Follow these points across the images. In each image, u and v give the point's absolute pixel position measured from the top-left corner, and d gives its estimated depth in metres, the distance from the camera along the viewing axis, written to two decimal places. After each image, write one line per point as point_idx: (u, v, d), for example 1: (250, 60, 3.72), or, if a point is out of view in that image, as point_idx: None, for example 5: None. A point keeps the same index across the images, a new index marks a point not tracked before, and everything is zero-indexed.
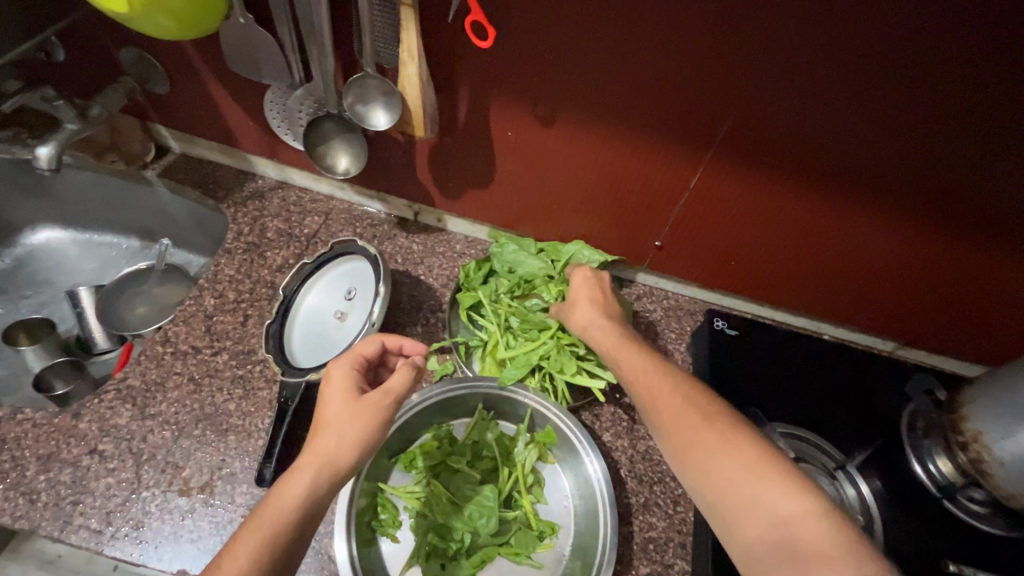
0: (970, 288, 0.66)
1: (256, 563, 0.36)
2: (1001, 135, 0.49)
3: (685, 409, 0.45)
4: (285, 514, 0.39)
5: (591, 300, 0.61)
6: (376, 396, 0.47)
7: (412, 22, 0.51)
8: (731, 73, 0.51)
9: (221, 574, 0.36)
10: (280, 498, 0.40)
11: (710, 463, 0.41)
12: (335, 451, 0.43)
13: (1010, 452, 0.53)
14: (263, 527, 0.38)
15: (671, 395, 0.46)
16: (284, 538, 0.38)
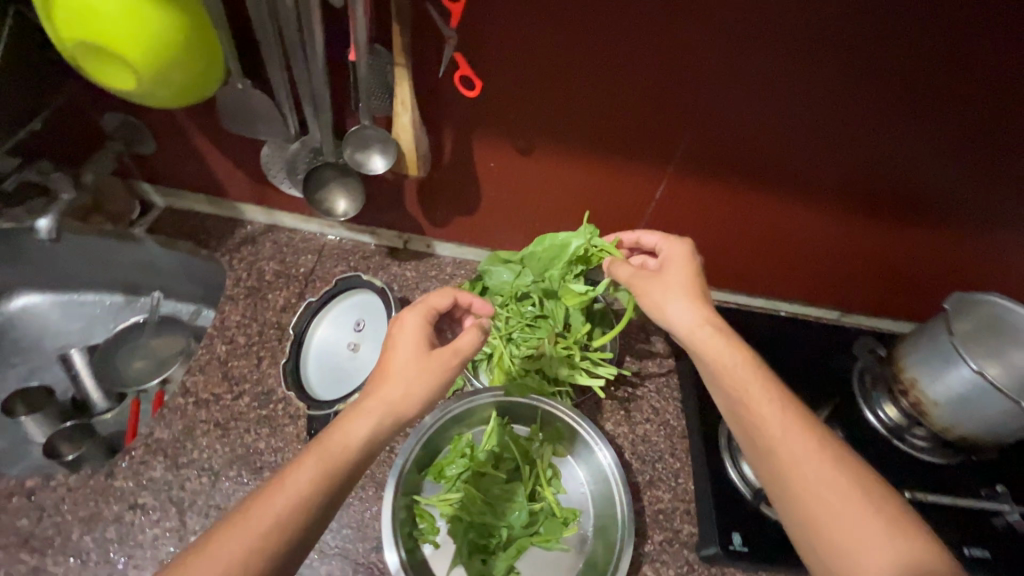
0: (897, 257, 0.78)
1: (319, 481, 0.42)
2: (907, 132, 0.60)
3: (823, 467, 0.46)
4: (346, 452, 0.44)
5: (690, 291, 0.57)
6: (445, 355, 0.50)
7: (405, 79, 0.57)
8: (688, 97, 0.60)
9: (287, 480, 0.42)
10: (347, 434, 0.45)
11: (816, 503, 0.45)
12: (398, 401, 0.47)
13: (940, 394, 0.65)
14: (326, 458, 0.43)
15: (807, 446, 0.47)
16: (342, 475, 0.43)
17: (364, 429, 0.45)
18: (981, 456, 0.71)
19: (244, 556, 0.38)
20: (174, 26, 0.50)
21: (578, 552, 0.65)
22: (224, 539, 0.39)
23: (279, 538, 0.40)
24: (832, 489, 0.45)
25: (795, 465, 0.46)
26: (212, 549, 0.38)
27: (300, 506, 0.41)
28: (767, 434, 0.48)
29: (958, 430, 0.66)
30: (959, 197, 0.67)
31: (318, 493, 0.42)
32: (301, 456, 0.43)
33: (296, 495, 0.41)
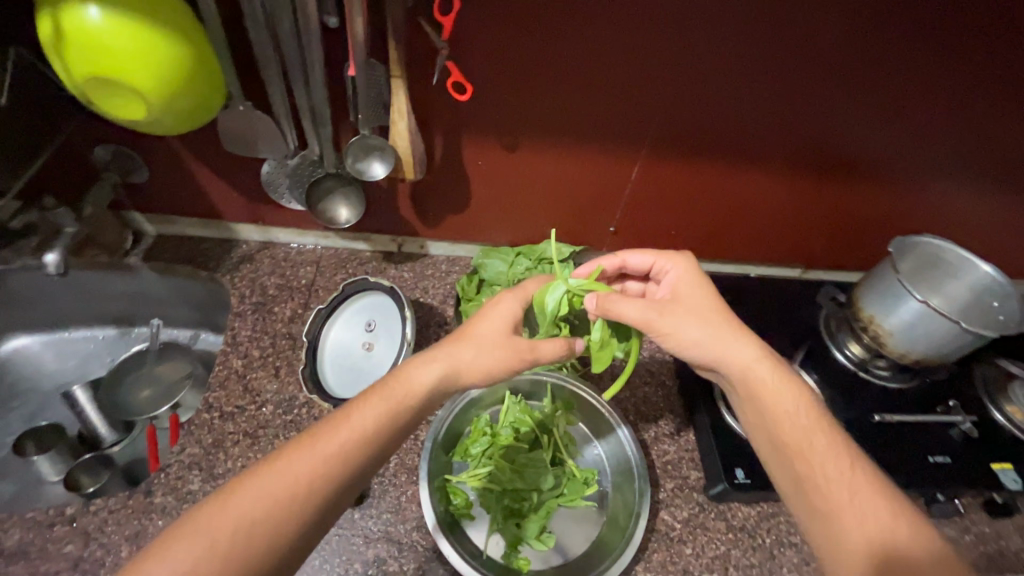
0: (845, 212, 0.88)
1: (382, 419, 0.50)
2: (843, 101, 0.69)
3: (831, 459, 0.52)
4: (407, 400, 0.52)
5: (705, 313, 0.60)
6: (525, 347, 0.58)
7: (402, 90, 0.62)
8: (658, 86, 0.67)
9: (353, 415, 0.50)
10: (415, 382, 0.53)
11: (818, 486, 0.51)
12: (465, 361, 0.55)
13: (895, 324, 0.74)
14: (389, 403, 0.52)
15: (819, 445, 0.53)
16: (397, 419, 0.51)
17: (431, 379, 0.54)
18: (932, 378, 0.82)
19: (312, 472, 0.46)
20: (182, 56, 0.53)
21: (600, 507, 0.71)
22: (295, 458, 0.47)
23: (340, 464, 0.47)
24: (861, 500, 0.49)
25: (826, 477, 0.51)
26: (286, 464, 0.46)
27: (360, 439, 0.49)
28: (797, 447, 0.53)
29: (913, 354, 0.75)
30: (889, 154, 0.77)
31: (378, 432, 0.50)
32: (370, 398, 0.51)
33: (359, 429, 0.49)
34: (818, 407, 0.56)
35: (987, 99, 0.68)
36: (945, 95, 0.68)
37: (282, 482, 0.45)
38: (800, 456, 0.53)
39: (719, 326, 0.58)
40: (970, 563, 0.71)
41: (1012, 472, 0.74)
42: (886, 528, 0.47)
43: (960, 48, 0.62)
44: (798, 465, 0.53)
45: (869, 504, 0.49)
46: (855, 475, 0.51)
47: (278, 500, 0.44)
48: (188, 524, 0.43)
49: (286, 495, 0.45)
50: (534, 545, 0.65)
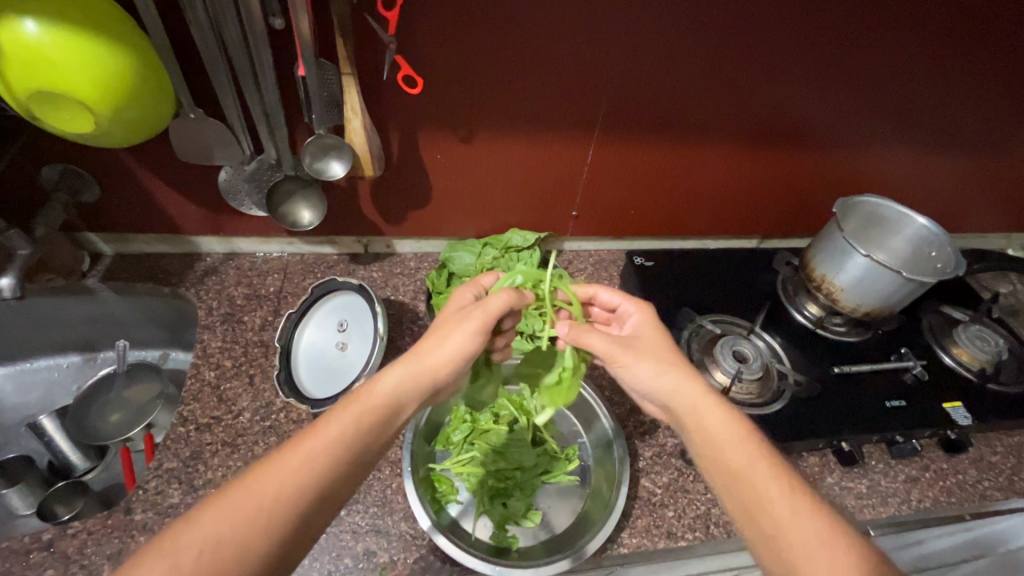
0: (788, 180, 0.94)
1: (349, 426, 0.50)
2: (770, 68, 0.74)
3: (771, 479, 0.49)
4: (375, 406, 0.51)
5: (664, 347, 0.59)
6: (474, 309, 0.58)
7: (354, 87, 0.63)
8: (601, 66, 0.69)
9: (319, 425, 0.49)
10: (376, 386, 0.53)
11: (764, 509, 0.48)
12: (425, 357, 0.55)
13: (845, 280, 0.79)
14: (358, 412, 0.51)
15: (760, 469, 0.50)
16: (368, 430, 0.50)
17: (395, 379, 0.53)
18: (885, 328, 0.88)
19: (280, 488, 0.44)
20: (127, 65, 0.53)
21: (582, 481, 0.73)
22: (261, 477, 0.45)
23: (311, 478, 0.46)
24: (805, 522, 0.46)
25: (769, 502, 0.48)
26: (252, 481, 0.44)
27: (331, 452, 0.47)
28: (739, 471, 0.50)
29: (864, 306, 0.79)
30: (821, 118, 0.83)
31: (348, 444, 0.49)
32: (336, 410, 0.50)
33: (329, 437, 0.48)
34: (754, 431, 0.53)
35: (899, 55, 0.75)
36: (862, 53, 0.74)
37: (248, 501, 0.43)
38: (746, 484, 0.49)
39: (673, 366, 0.56)
40: (933, 497, 0.76)
41: (962, 409, 0.79)
42: (837, 558, 0.44)
43: (869, 9, 0.68)
44: (743, 492, 0.49)
45: (815, 529, 0.46)
46: (797, 498, 0.48)
47: (243, 517, 0.42)
48: (156, 546, 0.40)
49: (254, 512, 0.43)
50: (523, 522, 0.67)
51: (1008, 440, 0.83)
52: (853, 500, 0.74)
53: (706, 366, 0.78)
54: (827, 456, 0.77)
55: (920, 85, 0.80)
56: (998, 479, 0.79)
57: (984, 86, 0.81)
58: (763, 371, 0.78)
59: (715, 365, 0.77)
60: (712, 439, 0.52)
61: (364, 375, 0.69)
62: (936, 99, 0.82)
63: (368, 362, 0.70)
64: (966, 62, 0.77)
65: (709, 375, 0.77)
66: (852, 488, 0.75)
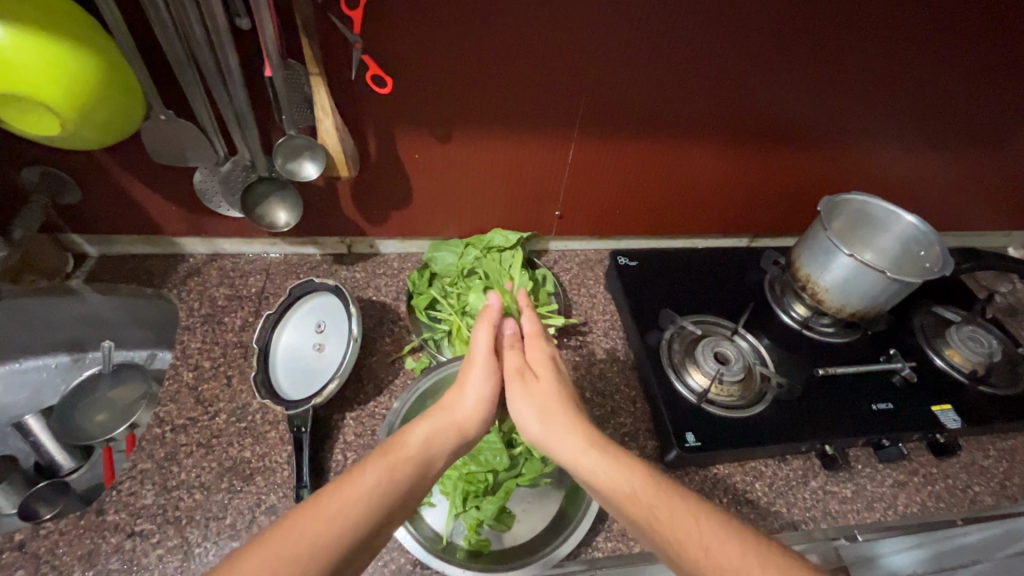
0: (776, 179, 0.92)
1: (383, 474, 0.49)
2: (749, 65, 0.72)
3: (678, 512, 0.47)
4: (408, 459, 0.51)
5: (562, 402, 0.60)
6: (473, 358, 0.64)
7: (322, 87, 0.63)
8: (576, 65, 0.69)
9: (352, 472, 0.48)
10: (406, 440, 0.53)
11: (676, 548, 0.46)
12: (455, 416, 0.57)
13: (830, 280, 0.77)
14: (393, 463, 0.50)
15: (667, 508, 0.48)
16: (405, 478, 0.49)
17: (425, 433, 0.54)
18: (874, 329, 0.86)
19: (320, 534, 0.42)
20: (93, 66, 0.53)
21: (558, 484, 0.72)
22: (306, 519, 0.43)
23: (349, 522, 0.44)
24: (716, 549, 0.44)
25: (678, 539, 0.46)
26: (295, 523, 0.42)
27: (371, 500, 0.46)
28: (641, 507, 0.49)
29: (850, 307, 0.77)
30: (806, 115, 0.82)
31: (388, 491, 0.48)
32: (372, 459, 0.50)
33: (366, 484, 0.47)
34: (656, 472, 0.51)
35: (887, 50, 0.73)
36: (847, 50, 0.72)
37: (288, 548, 0.41)
38: (653, 524, 0.47)
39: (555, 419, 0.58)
40: (920, 502, 0.74)
41: (952, 412, 0.77)
42: None
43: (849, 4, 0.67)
44: (654, 533, 0.47)
45: (731, 558, 0.43)
46: (704, 523, 0.46)
47: (283, 562, 0.40)
48: None
49: (298, 555, 0.40)
50: (495, 526, 0.66)
51: (1000, 443, 0.81)
52: (838, 505, 0.72)
53: (687, 368, 0.77)
54: (811, 459, 0.76)
55: (909, 82, 0.78)
56: (989, 484, 0.76)
57: (974, 82, 0.79)
58: (745, 373, 0.77)
59: (695, 367, 0.77)
60: (612, 489, 0.51)
61: (338, 377, 0.69)
62: (925, 96, 0.80)
63: (343, 363, 0.70)
64: (954, 56, 0.75)
65: (690, 377, 0.76)
66: (836, 492, 0.73)
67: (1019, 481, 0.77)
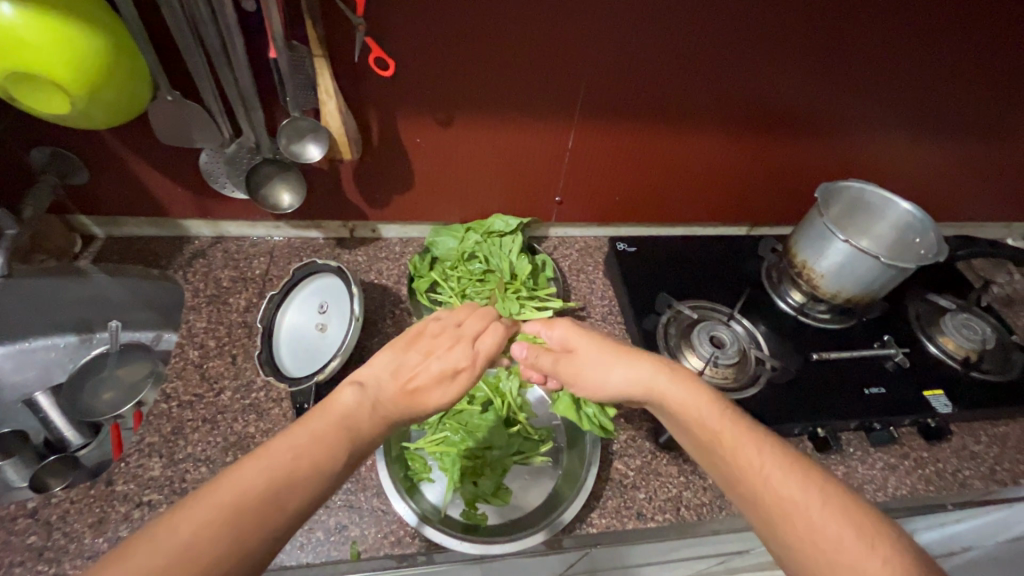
0: (775, 167, 0.93)
1: (326, 429, 0.45)
2: (748, 51, 0.73)
3: (745, 438, 0.49)
4: (353, 414, 0.47)
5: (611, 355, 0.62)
6: (448, 334, 0.59)
7: (325, 69, 0.65)
8: (576, 48, 0.69)
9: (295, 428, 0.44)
10: (341, 402, 0.48)
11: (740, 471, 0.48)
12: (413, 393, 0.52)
13: (826, 267, 0.78)
14: (336, 418, 0.46)
15: (739, 434, 0.50)
16: (347, 435, 0.46)
17: (360, 400, 0.49)
18: (869, 315, 0.87)
19: (257, 485, 0.39)
20: (102, 47, 0.54)
21: (554, 463, 0.74)
22: (241, 476, 0.39)
23: (282, 476, 0.40)
24: (779, 481, 0.45)
25: (743, 461, 0.48)
26: (228, 480, 0.38)
27: (314, 456, 0.42)
28: (711, 440, 0.51)
29: (844, 293, 0.79)
30: (807, 101, 0.82)
31: (331, 449, 0.44)
32: (305, 418, 0.45)
33: (306, 437, 0.43)
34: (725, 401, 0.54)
35: (887, 37, 0.73)
36: (846, 36, 0.72)
37: (228, 493, 0.38)
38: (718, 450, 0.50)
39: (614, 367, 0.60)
40: (911, 484, 0.75)
41: (943, 397, 0.78)
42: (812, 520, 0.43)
43: None
44: (719, 460, 0.50)
45: (791, 490, 0.45)
46: (765, 454, 0.48)
47: (221, 507, 0.37)
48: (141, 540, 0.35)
49: (233, 512, 0.37)
50: (492, 501, 0.68)
51: (991, 430, 0.82)
52: None
53: (682, 351, 0.78)
54: (804, 442, 0.77)
55: (910, 69, 0.78)
56: (979, 468, 0.78)
57: (975, 71, 0.79)
58: (740, 356, 0.78)
59: (691, 350, 0.78)
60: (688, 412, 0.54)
61: (340, 356, 0.70)
62: (926, 84, 0.81)
63: (344, 342, 0.71)
64: (955, 43, 0.75)
65: (686, 360, 0.77)
66: None
67: (1009, 466, 0.78)
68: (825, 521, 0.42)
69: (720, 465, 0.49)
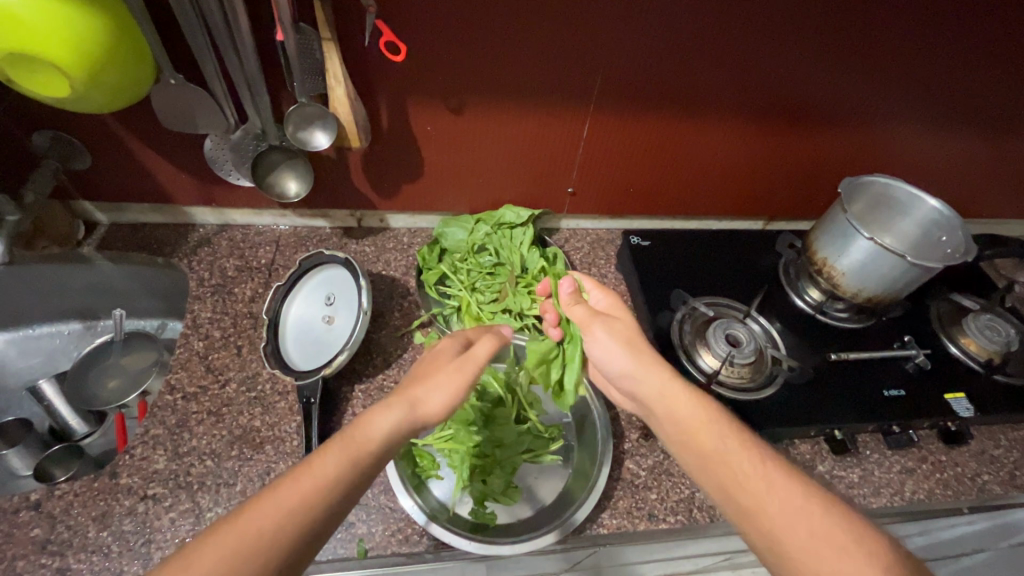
0: (793, 162, 0.91)
1: (345, 470, 0.44)
2: (772, 37, 0.69)
3: (747, 455, 0.48)
4: (372, 451, 0.46)
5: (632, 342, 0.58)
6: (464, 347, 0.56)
7: (335, 53, 0.62)
8: (593, 34, 0.66)
9: (313, 466, 0.43)
10: (369, 430, 0.46)
11: (741, 485, 0.46)
12: (421, 404, 0.50)
13: (846, 265, 0.76)
14: (354, 452, 0.45)
15: (739, 450, 0.48)
16: (356, 481, 0.44)
17: (393, 426, 0.47)
18: (889, 315, 0.85)
19: (267, 531, 0.39)
20: (104, 29, 0.52)
21: (565, 461, 0.72)
22: (246, 521, 0.39)
23: (292, 526, 0.40)
24: (781, 495, 0.45)
25: (747, 473, 0.47)
26: (240, 521, 0.39)
27: (319, 494, 0.42)
28: (710, 451, 0.49)
29: (866, 292, 0.76)
30: (830, 91, 0.79)
31: (328, 495, 0.42)
32: (323, 452, 0.44)
33: (320, 480, 0.43)
34: (726, 417, 0.52)
35: (921, 25, 0.70)
36: (876, 25, 0.69)
37: (239, 539, 0.38)
38: (713, 465, 0.48)
39: (640, 353, 0.57)
40: (928, 489, 0.73)
41: (965, 400, 0.76)
42: (818, 530, 0.42)
43: None
44: (717, 475, 0.48)
45: (795, 500, 0.45)
46: (762, 470, 0.47)
47: (234, 555, 0.38)
48: None
49: (235, 561, 0.37)
50: (501, 500, 0.67)
51: (1012, 433, 0.80)
52: (844, 489, 0.72)
53: (697, 349, 0.76)
54: (819, 444, 0.75)
55: (942, 59, 0.74)
56: (998, 473, 0.76)
57: (1011, 62, 0.75)
58: (757, 355, 0.76)
59: (706, 348, 0.76)
60: (684, 425, 0.51)
61: (347, 349, 0.68)
62: (956, 78, 0.77)
63: (352, 336, 0.69)
64: (993, 32, 0.71)
65: (701, 359, 0.75)
66: (843, 477, 0.73)
67: None
68: (823, 552, 0.41)
69: (717, 480, 0.48)
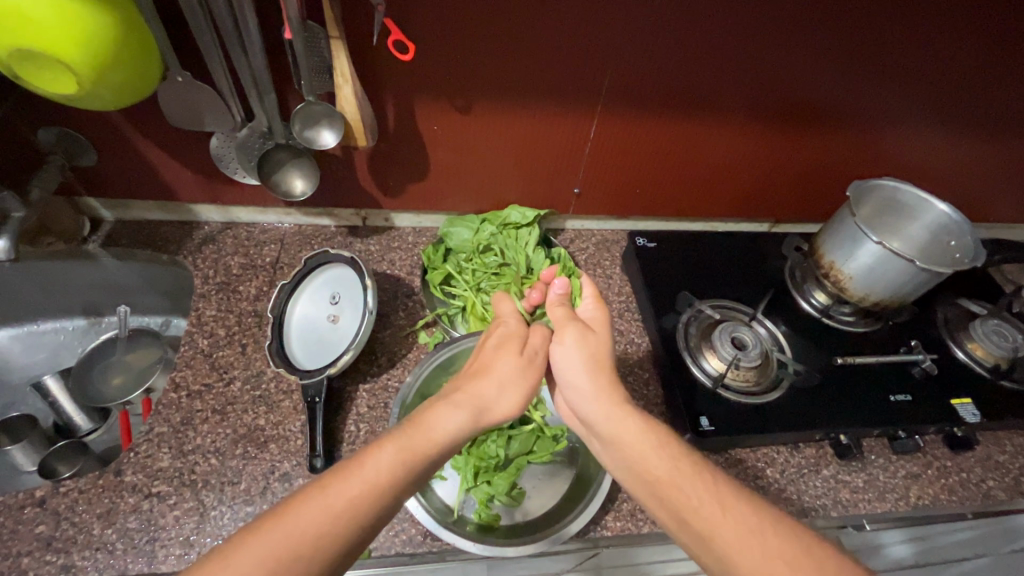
0: (801, 164, 0.90)
1: (400, 470, 0.44)
2: (784, 38, 0.69)
3: (689, 480, 0.48)
4: (428, 449, 0.47)
5: (601, 366, 0.58)
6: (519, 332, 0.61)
7: (343, 52, 0.62)
8: (602, 34, 0.66)
9: (367, 463, 0.43)
10: (430, 428, 0.48)
11: (687, 510, 0.46)
12: (485, 400, 0.54)
13: (854, 268, 0.75)
14: (410, 450, 0.46)
15: (685, 474, 0.48)
16: (409, 482, 0.44)
17: (455, 426, 0.49)
18: (896, 319, 0.85)
19: (316, 531, 0.39)
20: (112, 25, 0.52)
21: (569, 462, 0.72)
22: (294, 519, 0.39)
23: (346, 525, 0.40)
24: (730, 517, 0.45)
25: (697, 496, 0.47)
26: (288, 518, 0.39)
27: (372, 495, 0.42)
28: (659, 476, 0.49)
29: (874, 296, 0.76)
30: (840, 94, 0.78)
31: (381, 495, 0.42)
32: (377, 449, 0.44)
33: (374, 478, 0.42)
34: (673, 443, 0.52)
35: (934, 27, 0.69)
36: (888, 27, 0.69)
37: (287, 538, 0.38)
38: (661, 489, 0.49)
39: (598, 375, 0.57)
40: (933, 494, 0.73)
41: (971, 406, 0.76)
42: (771, 552, 0.42)
43: None
44: (666, 499, 0.48)
45: (749, 520, 0.44)
46: (717, 492, 0.46)
47: (283, 554, 0.37)
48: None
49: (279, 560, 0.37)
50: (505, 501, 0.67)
51: (1018, 440, 0.80)
52: (849, 494, 0.72)
53: (702, 351, 0.76)
54: (824, 448, 0.75)
55: (953, 63, 0.74)
56: (1004, 479, 0.76)
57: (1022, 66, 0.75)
58: (763, 359, 0.76)
59: (712, 351, 0.76)
60: (631, 450, 0.51)
61: (352, 349, 0.68)
62: (966, 82, 0.77)
63: (357, 336, 0.69)
64: (1006, 36, 0.71)
65: (706, 361, 0.75)
66: (848, 482, 0.73)
67: None
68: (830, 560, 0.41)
69: (666, 505, 0.48)
